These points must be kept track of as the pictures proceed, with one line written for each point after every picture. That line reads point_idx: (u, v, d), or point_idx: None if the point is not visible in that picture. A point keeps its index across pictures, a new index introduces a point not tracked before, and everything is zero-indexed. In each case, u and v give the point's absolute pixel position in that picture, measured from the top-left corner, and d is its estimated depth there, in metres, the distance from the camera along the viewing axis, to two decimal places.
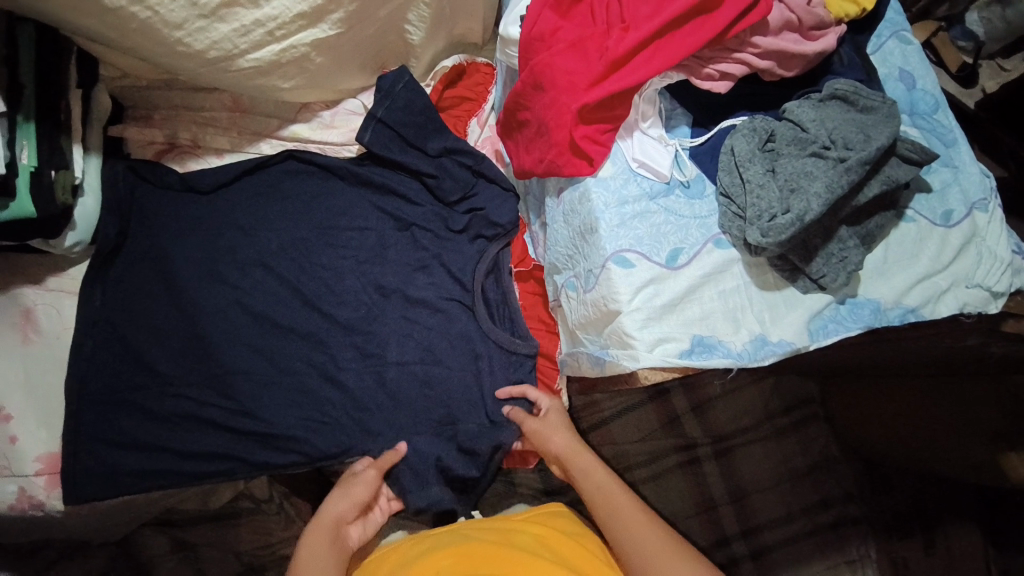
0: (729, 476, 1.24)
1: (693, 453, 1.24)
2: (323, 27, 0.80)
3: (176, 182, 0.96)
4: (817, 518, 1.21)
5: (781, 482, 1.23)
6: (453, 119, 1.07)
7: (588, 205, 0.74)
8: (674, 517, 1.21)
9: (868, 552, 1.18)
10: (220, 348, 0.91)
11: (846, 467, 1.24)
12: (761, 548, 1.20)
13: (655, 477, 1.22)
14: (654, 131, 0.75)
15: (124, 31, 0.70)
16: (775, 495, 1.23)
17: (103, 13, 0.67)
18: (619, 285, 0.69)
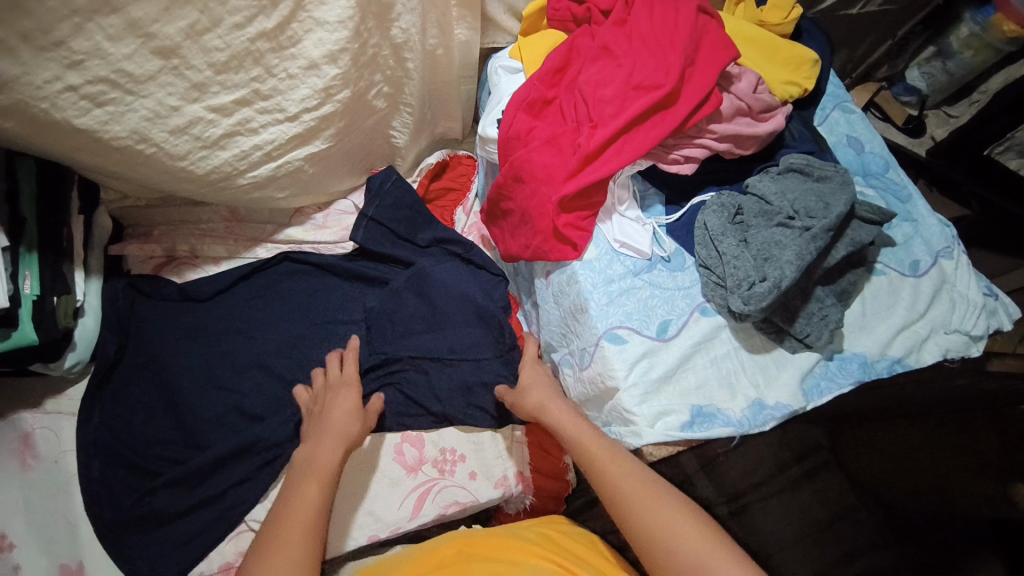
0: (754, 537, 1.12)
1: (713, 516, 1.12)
2: (317, 143, 0.86)
3: (174, 292, 0.98)
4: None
5: (804, 537, 1.14)
6: (440, 210, 1.12)
7: (576, 286, 0.77)
8: None
9: None
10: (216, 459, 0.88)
11: (862, 514, 1.17)
12: None
13: None
14: (631, 213, 0.80)
15: (129, 164, 0.74)
16: (801, 553, 1.12)
17: (109, 153, 0.71)
18: (614, 363, 0.71)
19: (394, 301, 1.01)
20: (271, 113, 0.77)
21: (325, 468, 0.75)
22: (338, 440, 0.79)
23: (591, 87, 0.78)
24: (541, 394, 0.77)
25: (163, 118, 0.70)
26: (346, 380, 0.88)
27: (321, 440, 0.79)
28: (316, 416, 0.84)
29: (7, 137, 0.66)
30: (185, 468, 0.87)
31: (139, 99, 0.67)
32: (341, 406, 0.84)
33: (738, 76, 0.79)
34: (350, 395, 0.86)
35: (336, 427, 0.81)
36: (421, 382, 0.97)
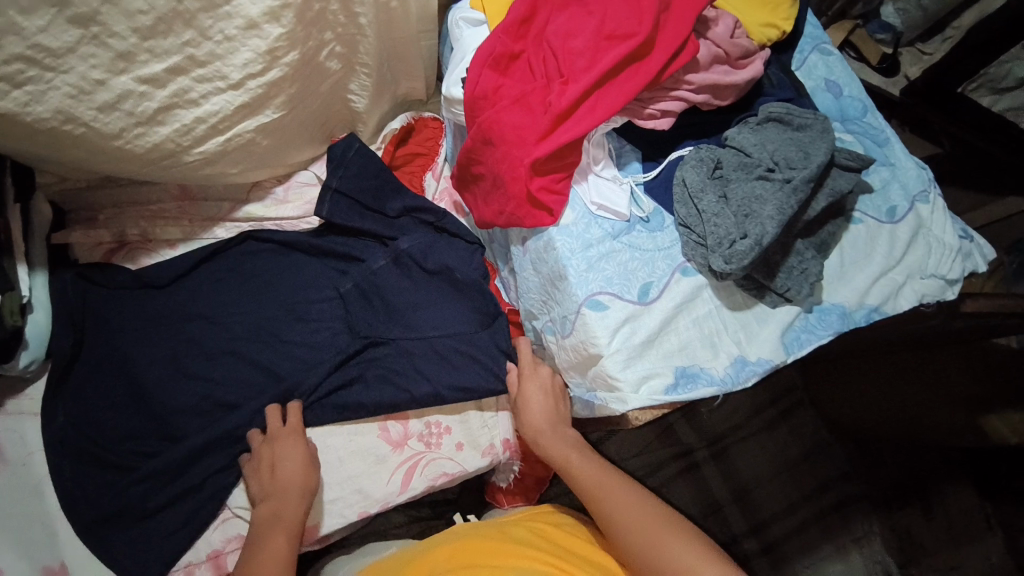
0: (730, 476, 1.24)
1: (693, 458, 1.25)
2: (268, 113, 0.80)
3: (130, 279, 0.93)
4: (818, 504, 1.22)
5: (779, 472, 1.25)
6: (408, 176, 1.07)
7: (553, 252, 0.74)
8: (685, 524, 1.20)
9: (872, 526, 1.19)
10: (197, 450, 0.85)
11: (836, 449, 1.27)
12: (771, 543, 1.19)
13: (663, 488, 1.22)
14: (608, 172, 0.76)
15: (58, 143, 0.67)
16: (775, 486, 1.24)
17: (36, 136, 0.65)
18: (596, 330, 0.70)
19: (371, 280, 0.99)
20: (210, 81, 0.70)
21: (293, 521, 0.79)
22: (298, 496, 0.81)
23: (560, 39, 0.73)
24: (543, 415, 0.83)
25: (90, 94, 0.63)
26: (291, 432, 0.86)
27: (268, 499, 0.80)
28: (265, 473, 0.83)
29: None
30: (163, 462, 0.84)
31: (60, 75, 0.60)
32: (293, 460, 0.84)
33: (716, 19, 0.75)
34: (298, 449, 0.85)
35: (292, 483, 0.82)
36: (402, 357, 0.96)
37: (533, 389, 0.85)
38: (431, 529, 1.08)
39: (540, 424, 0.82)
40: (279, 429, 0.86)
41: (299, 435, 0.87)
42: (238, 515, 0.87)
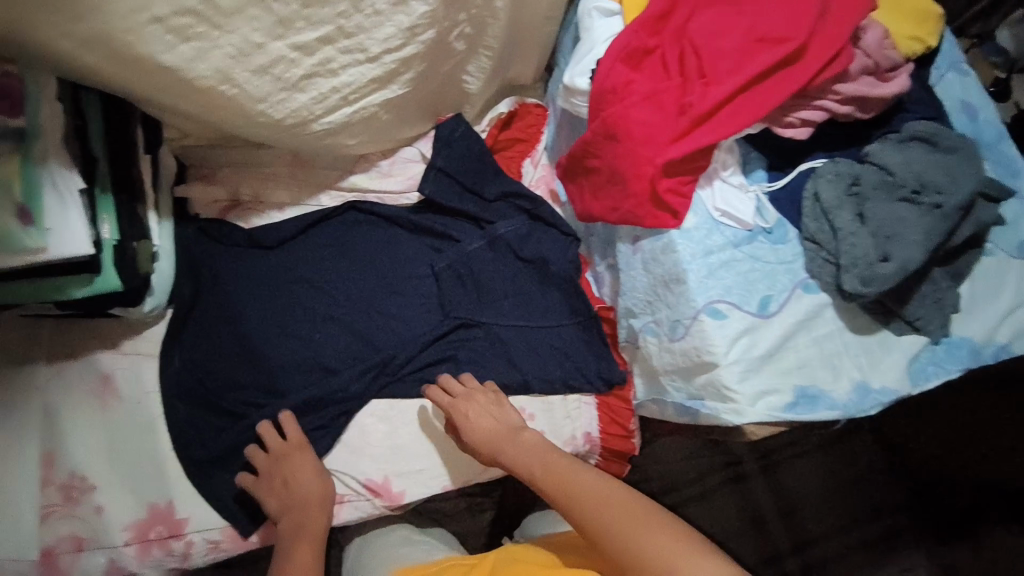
0: (778, 492, 1.23)
1: (741, 470, 1.24)
2: (393, 87, 0.80)
3: (242, 238, 0.97)
4: (865, 530, 1.21)
5: (828, 493, 1.23)
6: (506, 160, 1.07)
7: (673, 256, 0.73)
8: (727, 534, 1.20)
9: (920, 558, 1.19)
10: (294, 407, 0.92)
11: (887, 477, 1.24)
12: (814, 563, 1.19)
13: (701, 497, 1.21)
14: (735, 179, 0.75)
15: (210, 108, 0.69)
16: (823, 507, 1.23)
17: (190, 96, 0.65)
18: (713, 338, 0.69)
19: (466, 262, 1.01)
20: (352, 53, 0.71)
21: (315, 530, 0.84)
22: (320, 508, 0.86)
23: (706, 38, 0.71)
24: (486, 432, 0.87)
25: (248, 56, 0.63)
26: (299, 446, 0.88)
27: (308, 508, 0.85)
28: (277, 486, 0.86)
29: (84, 72, 0.61)
30: (261, 415, 0.90)
31: (225, 35, 0.60)
32: (305, 473, 0.86)
33: (865, 28, 0.72)
34: (309, 462, 0.87)
35: (315, 495, 0.86)
36: (493, 343, 0.99)
37: (474, 412, 0.88)
38: (478, 505, 1.16)
39: (482, 443, 0.87)
40: (284, 439, 0.88)
41: (304, 447, 0.88)
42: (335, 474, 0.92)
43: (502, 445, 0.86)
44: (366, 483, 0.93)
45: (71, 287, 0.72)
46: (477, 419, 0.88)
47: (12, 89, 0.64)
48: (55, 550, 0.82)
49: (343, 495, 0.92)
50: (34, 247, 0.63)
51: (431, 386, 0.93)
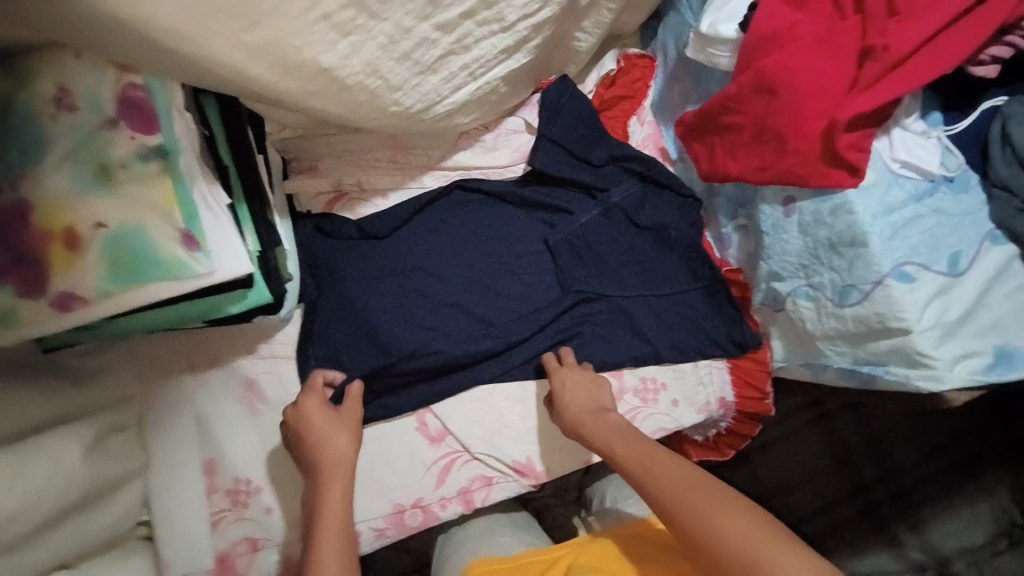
0: (861, 426, 1.23)
1: (821, 407, 1.26)
2: (520, 56, 0.73)
3: (353, 231, 0.94)
4: (948, 455, 1.19)
5: (909, 424, 1.22)
6: (610, 121, 0.99)
7: (849, 218, 0.68)
8: (811, 471, 1.23)
9: (1005, 479, 1.15)
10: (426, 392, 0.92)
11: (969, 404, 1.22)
12: (902, 491, 1.18)
13: (786, 437, 1.24)
14: (917, 126, 0.68)
15: (350, 109, 0.63)
16: (907, 436, 1.21)
17: (339, 95, 0.60)
18: (904, 303, 0.66)
19: (580, 233, 0.95)
20: (490, 23, 0.65)
21: (332, 514, 0.75)
22: (345, 479, 0.78)
23: None
24: (585, 405, 0.85)
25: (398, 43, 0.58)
26: (329, 419, 0.82)
27: (329, 479, 0.78)
28: (308, 458, 0.81)
29: (235, 83, 0.56)
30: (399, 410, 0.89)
31: (379, 24, 0.56)
32: (336, 444, 0.80)
33: None
34: (345, 432, 0.81)
35: (341, 460, 0.79)
36: (617, 316, 0.95)
37: (572, 376, 0.88)
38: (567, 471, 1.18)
39: (573, 408, 0.85)
40: (317, 407, 0.83)
41: (345, 417, 0.83)
42: (480, 458, 0.94)
43: (585, 420, 0.84)
44: (512, 464, 0.94)
45: (227, 303, 0.71)
46: (574, 390, 0.87)
47: (144, 103, 0.58)
48: (234, 551, 0.87)
49: (492, 477, 0.94)
50: (201, 271, 0.61)
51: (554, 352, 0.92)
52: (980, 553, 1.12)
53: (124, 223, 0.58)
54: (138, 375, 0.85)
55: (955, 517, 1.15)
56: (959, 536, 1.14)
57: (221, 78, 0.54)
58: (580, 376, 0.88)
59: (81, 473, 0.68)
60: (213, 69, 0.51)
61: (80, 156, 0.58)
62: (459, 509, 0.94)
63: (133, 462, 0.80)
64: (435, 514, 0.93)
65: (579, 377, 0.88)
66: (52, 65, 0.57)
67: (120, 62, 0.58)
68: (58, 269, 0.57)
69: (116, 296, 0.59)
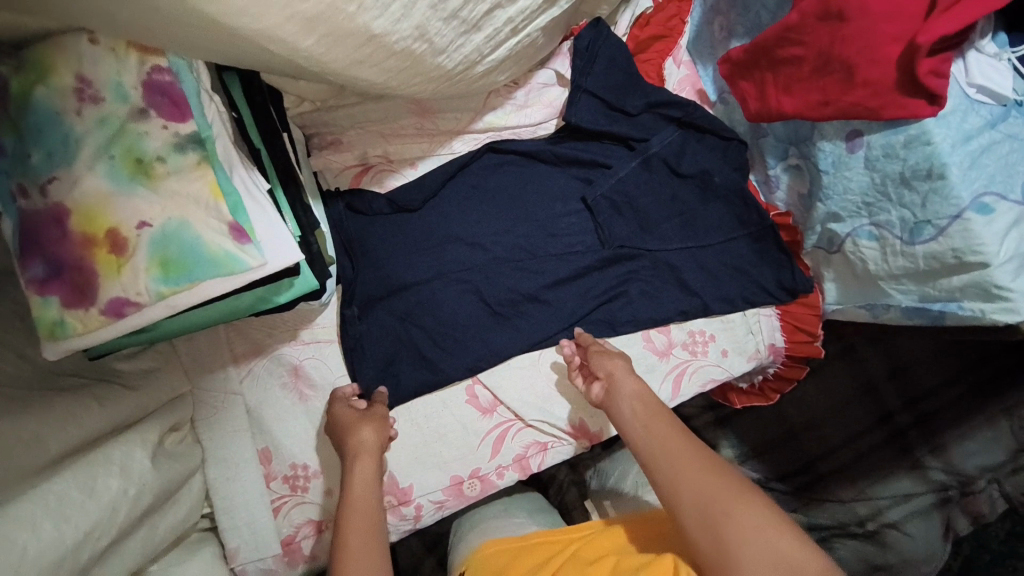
0: (889, 356, 1.24)
1: (849, 342, 1.27)
2: (562, 3, 0.70)
3: (384, 205, 0.90)
4: (980, 377, 1.17)
5: (937, 350, 1.22)
6: (645, 63, 0.96)
7: (925, 149, 0.65)
8: (840, 403, 1.26)
9: None
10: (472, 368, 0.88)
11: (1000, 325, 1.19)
12: (929, 415, 1.18)
13: (816, 372, 1.28)
14: (989, 48, 0.64)
15: (396, 75, 0.61)
16: (934, 363, 1.22)
17: (387, 60, 0.57)
18: (983, 236, 0.63)
19: (621, 189, 0.92)
20: None
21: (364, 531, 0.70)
22: (373, 467, 0.77)
23: None
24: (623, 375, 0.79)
25: (446, 1, 0.55)
26: (353, 415, 0.81)
27: (354, 463, 0.77)
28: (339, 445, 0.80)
29: (285, 57, 0.54)
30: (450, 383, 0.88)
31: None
32: (362, 437, 0.79)
33: None
34: (375, 428, 0.80)
35: (365, 450, 0.78)
36: (661, 271, 0.92)
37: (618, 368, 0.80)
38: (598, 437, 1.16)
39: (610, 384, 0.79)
40: (346, 406, 0.82)
41: (372, 417, 0.82)
42: (534, 424, 0.91)
43: (625, 388, 0.78)
44: (567, 428, 0.91)
45: (275, 293, 0.68)
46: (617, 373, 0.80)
47: (171, 88, 0.57)
48: (299, 534, 0.87)
49: (546, 441, 0.91)
50: (253, 264, 0.57)
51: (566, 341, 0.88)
52: (1002, 470, 1.08)
53: (169, 219, 0.55)
54: (184, 372, 0.82)
55: (979, 435, 1.11)
56: (982, 454, 1.09)
57: (271, 52, 0.51)
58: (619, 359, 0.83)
59: (151, 476, 0.67)
60: (264, 42, 0.48)
61: (112, 151, 0.55)
62: (516, 476, 0.91)
63: (191, 459, 0.79)
64: (493, 483, 0.90)
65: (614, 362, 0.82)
66: (73, 57, 0.55)
67: (139, 43, 0.56)
68: (107, 275, 0.54)
69: (169, 297, 0.55)
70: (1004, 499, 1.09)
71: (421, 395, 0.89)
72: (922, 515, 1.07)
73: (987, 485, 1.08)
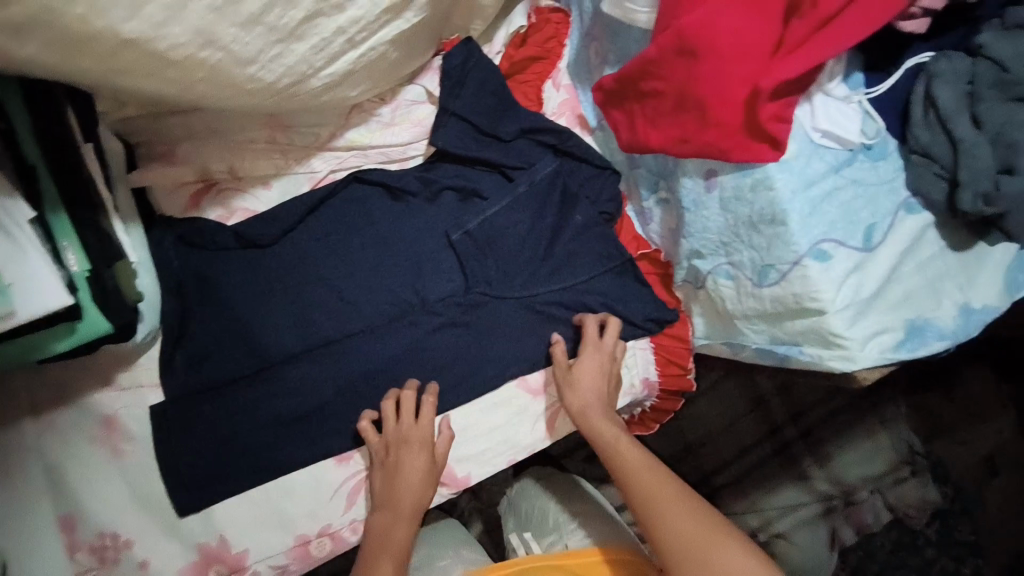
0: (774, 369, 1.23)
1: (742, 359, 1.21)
2: (409, 16, 0.61)
3: (230, 238, 0.80)
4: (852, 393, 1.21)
5: None
6: (522, 87, 0.90)
7: (767, 194, 0.65)
8: (727, 420, 1.20)
9: (900, 410, 1.20)
10: (320, 408, 0.81)
11: None
12: (810, 428, 1.19)
13: (708, 391, 1.20)
14: (838, 91, 0.64)
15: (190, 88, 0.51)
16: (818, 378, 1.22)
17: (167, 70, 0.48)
18: (819, 283, 0.63)
19: (493, 220, 0.87)
20: None
21: (396, 547, 0.74)
22: (409, 515, 0.77)
23: None
24: (587, 396, 0.83)
25: (235, 5, 0.46)
26: (420, 432, 0.79)
27: (377, 510, 0.78)
28: (389, 474, 0.79)
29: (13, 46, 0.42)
30: (304, 425, 0.81)
31: None
32: (416, 466, 0.78)
33: None
34: (420, 452, 0.78)
35: (398, 497, 0.77)
36: (535, 310, 0.88)
37: (589, 361, 0.84)
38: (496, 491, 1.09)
39: (584, 383, 0.83)
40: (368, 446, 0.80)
41: (425, 441, 0.80)
42: None
43: (594, 408, 0.82)
44: None
45: (50, 341, 0.59)
46: (587, 374, 0.83)
47: None
48: None
49: None
50: None
51: (558, 339, 0.86)
52: (881, 482, 1.16)
53: None
54: None
55: (858, 448, 1.17)
56: (865, 466, 1.16)
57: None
58: (605, 360, 0.84)
59: None
60: None
61: None
62: None
63: None
64: (345, 540, 0.81)
65: (592, 369, 0.83)
66: None
67: None
68: None
69: None
70: (886, 509, 1.16)
71: (262, 462, 0.79)
72: (807, 527, 1.12)
73: (869, 495, 1.15)
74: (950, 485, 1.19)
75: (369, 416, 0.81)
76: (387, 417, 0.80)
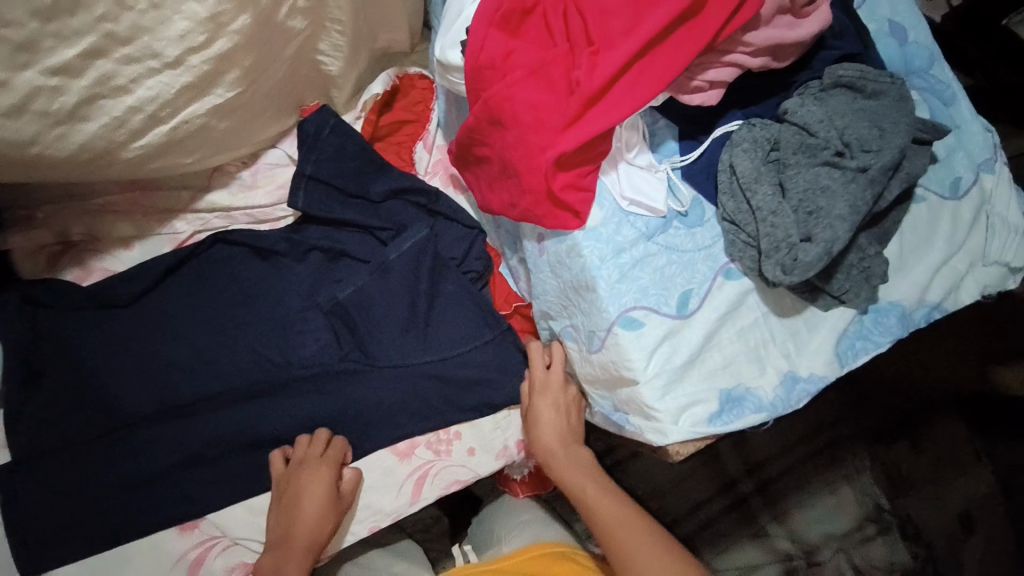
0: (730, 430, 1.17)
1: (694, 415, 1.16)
2: (219, 93, 0.67)
3: (86, 299, 0.82)
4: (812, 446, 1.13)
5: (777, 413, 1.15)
6: (393, 147, 0.93)
7: (579, 260, 0.64)
8: (675, 481, 1.11)
9: (864, 462, 1.12)
10: (166, 473, 0.79)
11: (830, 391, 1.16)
12: (768, 481, 1.11)
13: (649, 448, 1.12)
14: (640, 160, 0.66)
15: None
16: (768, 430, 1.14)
17: None
18: (630, 352, 0.62)
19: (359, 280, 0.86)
20: (140, 61, 0.58)
21: None
22: (304, 551, 0.72)
23: None
24: (552, 425, 0.74)
25: None
26: (326, 461, 0.78)
27: (273, 546, 0.74)
28: (289, 506, 0.75)
29: None
30: (148, 490, 0.79)
31: None
32: (315, 495, 0.75)
33: None
34: (325, 477, 0.76)
35: (293, 531, 0.73)
36: (405, 377, 0.84)
37: (549, 392, 0.75)
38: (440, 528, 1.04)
39: (544, 426, 0.74)
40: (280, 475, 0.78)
41: (330, 464, 0.78)
42: (241, 541, 0.80)
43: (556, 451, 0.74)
44: None
45: None
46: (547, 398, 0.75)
47: None
48: None
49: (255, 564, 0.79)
50: None
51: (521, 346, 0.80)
52: (845, 540, 1.06)
53: None
54: None
55: (820, 504, 1.09)
56: (825, 523, 1.07)
57: None
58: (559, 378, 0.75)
59: None
60: None
61: None
62: None
63: None
64: None
65: (555, 395, 0.75)
66: None
67: None
68: None
69: None
70: None
71: (102, 527, 0.77)
72: None
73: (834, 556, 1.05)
74: (923, 545, 1.07)
75: (280, 455, 0.80)
76: (298, 450, 0.79)
